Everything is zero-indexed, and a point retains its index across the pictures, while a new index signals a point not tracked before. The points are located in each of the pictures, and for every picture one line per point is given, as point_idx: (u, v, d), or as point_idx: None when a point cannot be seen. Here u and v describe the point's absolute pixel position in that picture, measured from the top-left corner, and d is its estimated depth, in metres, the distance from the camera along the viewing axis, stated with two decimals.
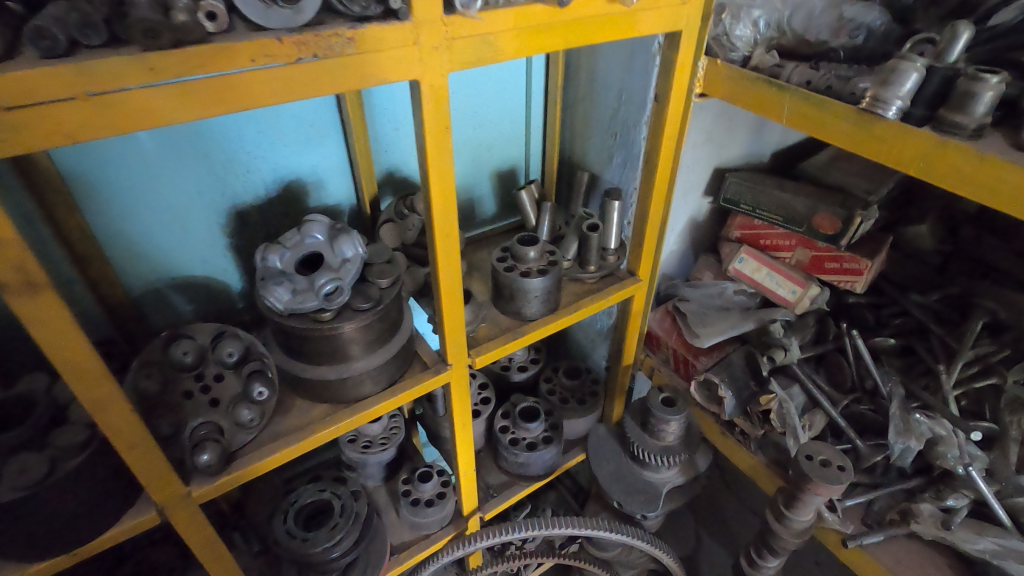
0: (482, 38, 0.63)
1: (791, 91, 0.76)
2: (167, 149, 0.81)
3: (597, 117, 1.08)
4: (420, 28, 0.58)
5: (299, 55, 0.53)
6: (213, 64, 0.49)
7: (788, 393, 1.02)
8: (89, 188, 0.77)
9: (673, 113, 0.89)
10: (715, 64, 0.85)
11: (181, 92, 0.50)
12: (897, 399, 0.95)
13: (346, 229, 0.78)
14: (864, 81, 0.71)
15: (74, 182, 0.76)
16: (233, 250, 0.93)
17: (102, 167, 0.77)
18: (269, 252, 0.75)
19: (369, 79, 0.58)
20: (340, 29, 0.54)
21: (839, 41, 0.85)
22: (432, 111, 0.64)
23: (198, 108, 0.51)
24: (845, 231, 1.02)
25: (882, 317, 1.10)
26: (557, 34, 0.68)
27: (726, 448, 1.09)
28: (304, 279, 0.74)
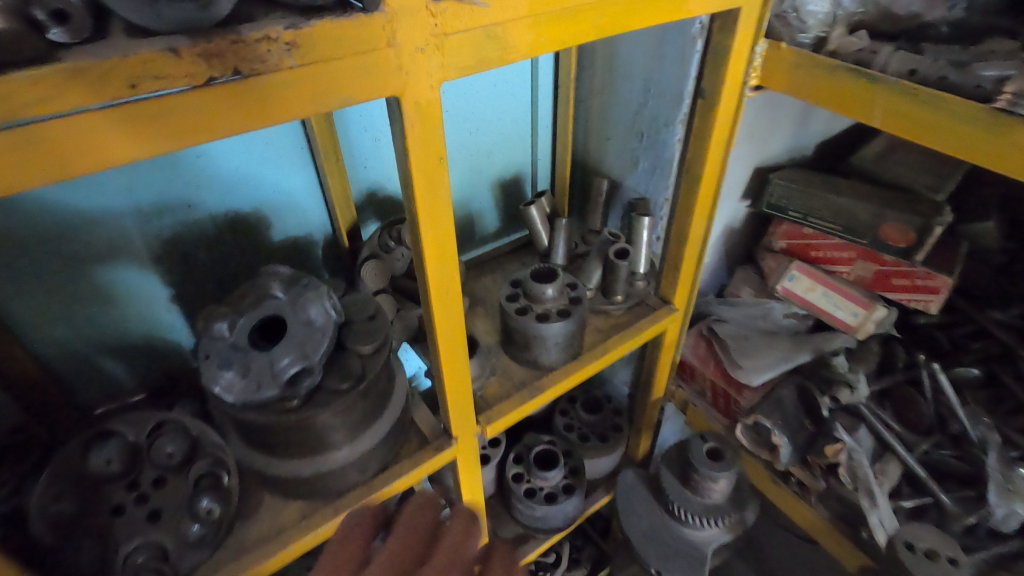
0: (487, 32, 0.44)
1: (889, 85, 0.58)
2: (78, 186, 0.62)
3: (619, 114, 0.90)
4: (397, 22, 0.39)
5: (211, 72, 0.34)
6: (69, 97, 0.31)
7: (856, 439, 0.86)
8: None
9: (723, 113, 0.70)
10: (779, 48, 0.66)
11: (20, 143, 0.31)
12: (993, 449, 0.80)
13: (315, 284, 0.61)
14: (996, 71, 0.53)
15: None
16: (179, 302, 0.75)
17: None
18: (215, 323, 0.58)
19: (326, 101, 0.40)
20: (274, 29, 0.35)
21: (935, 14, 0.67)
22: (420, 138, 0.46)
23: (56, 165, 0.33)
24: (921, 245, 0.85)
25: (957, 340, 0.94)
26: (587, 21, 0.50)
27: (778, 499, 0.93)
28: (261, 359, 0.56)
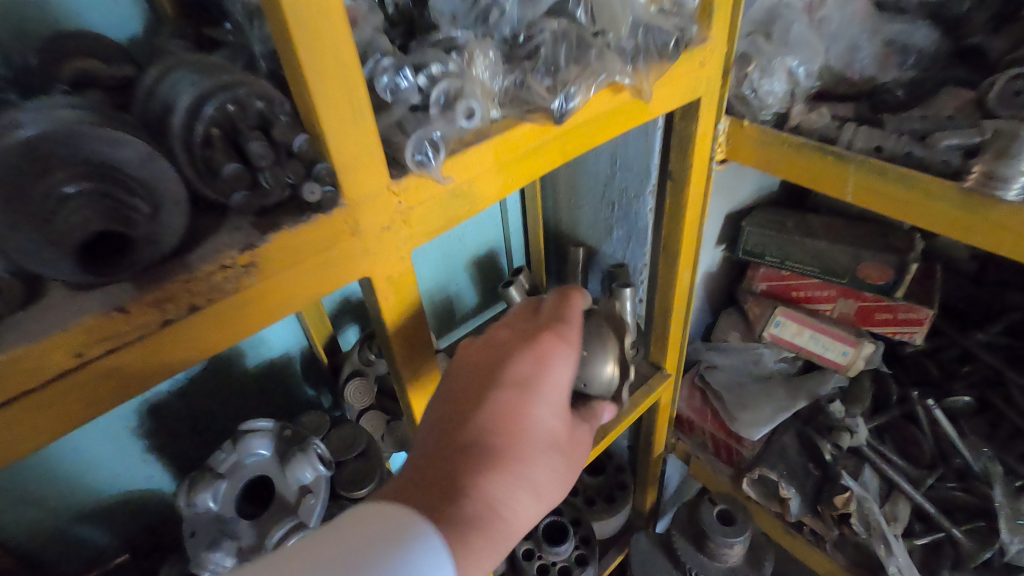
0: (454, 193, 0.42)
1: (855, 165, 0.58)
2: (90, 439, 0.64)
3: (586, 184, 0.88)
4: (357, 211, 0.37)
5: (165, 315, 0.31)
6: (3, 390, 0.28)
7: (864, 484, 0.85)
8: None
9: (694, 191, 0.71)
10: (741, 126, 0.66)
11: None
12: (998, 479, 0.80)
13: (299, 435, 0.58)
14: (953, 140, 0.54)
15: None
16: (157, 452, 0.70)
17: (20, 484, 0.60)
18: (197, 494, 0.54)
19: (295, 301, 0.37)
20: (230, 255, 0.32)
21: (889, 76, 0.68)
22: (393, 305, 0.44)
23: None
24: (901, 282, 0.85)
25: (945, 365, 0.95)
26: (552, 153, 0.47)
27: (794, 548, 0.93)
28: (252, 531, 0.53)
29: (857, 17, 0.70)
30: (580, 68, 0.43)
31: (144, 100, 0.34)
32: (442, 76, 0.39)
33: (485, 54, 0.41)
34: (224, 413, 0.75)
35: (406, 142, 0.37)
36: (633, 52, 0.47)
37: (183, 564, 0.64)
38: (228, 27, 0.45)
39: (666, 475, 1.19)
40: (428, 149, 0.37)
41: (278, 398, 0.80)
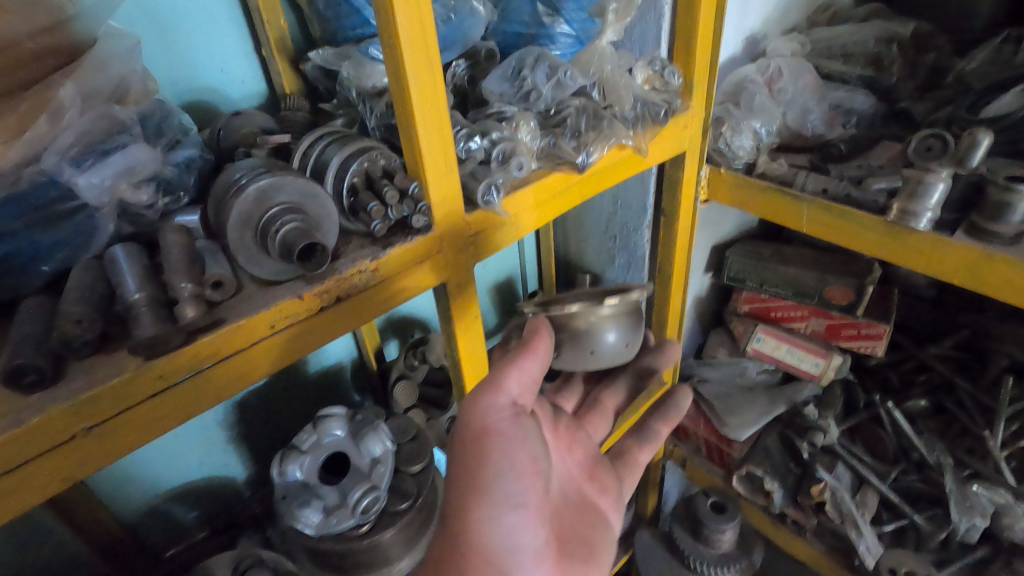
0: (507, 222, 0.57)
1: (808, 203, 0.74)
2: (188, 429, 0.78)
3: (593, 221, 1.04)
4: (443, 235, 0.52)
5: (323, 302, 0.46)
6: (146, 386, 0.38)
7: (837, 476, 0.98)
8: (114, 479, 0.73)
9: (682, 225, 0.87)
10: (719, 172, 0.83)
11: (181, 395, 0.41)
12: (949, 469, 0.93)
13: (367, 419, 0.72)
14: (880, 184, 0.70)
15: (104, 478, 0.72)
16: (236, 442, 0.84)
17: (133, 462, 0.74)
18: (288, 464, 0.67)
19: (398, 298, 0.52)
20: (363, 262, 0.47)
21: (835, 133, 0.85)
22: (461, 305, 0.58)
23: (184, 410, 0.42)
24: (860, 301, 1.00)
25: (905, 376, 1.10)
26: (576, 194, 0.62)
27: (779, 538, 1.05)
28: (335, 494, 0.66)
29: (807, 89, 0.86)
30: (597, 134, 0.59)
31: (302, 159, 0.50)
32: (500, 140, 0.55)
33: (528, 123, 0.57)
34: (289, 411, 0.88)
35: (478, 187, 0.53)
36: (633, 120, 0.63)
37: (260, 535, 0.77)
38: (336, 103, 0.61)
39: (666, 482, 1.31)
40: (493, 192, 0.53)
41: (332, 399, 0.94)
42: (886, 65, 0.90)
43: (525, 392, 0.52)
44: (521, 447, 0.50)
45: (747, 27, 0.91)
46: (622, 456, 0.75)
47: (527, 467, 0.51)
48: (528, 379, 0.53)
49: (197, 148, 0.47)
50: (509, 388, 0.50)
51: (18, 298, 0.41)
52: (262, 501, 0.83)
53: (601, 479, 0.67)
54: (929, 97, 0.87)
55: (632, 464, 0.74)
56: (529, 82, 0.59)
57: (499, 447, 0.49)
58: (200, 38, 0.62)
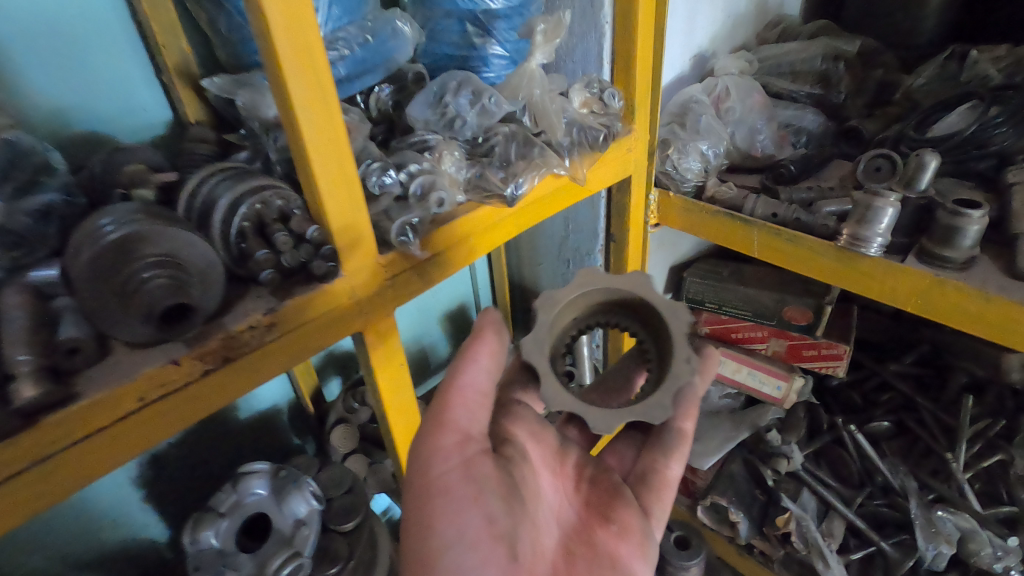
0: (430, 261, 0.52)
1: (758, 227, 0.71)
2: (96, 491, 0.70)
3: (545, 246, 1.00)
4: (352, 281, 0.46)
5: (205, 365, 0.40)
6: None
7: (802, 505, 0.94)
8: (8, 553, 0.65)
9: (633, 249, 0.84)
10: (668, 196, 0.79)
11: (30, 485, 0.35)
12: (914, 493, 0.90)
13: (292, 475, 0.65)
14: (829, 208, 0.68)
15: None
16: (155, 501, 0.76)
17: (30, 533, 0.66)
18: (201, 532, 0.61)
19: (303, 352, 0.46)
20: (254, 317, 0.41)
21: (786, 152, 0.83)
22: (382, 353, 0.52)
23: (31, 504, 0.35)
24: (818, 322, 0.98)
25: (868, 395, 1.08)
26: (509, 227, 0.57)
27: (748, 570, 1.02)
28: (252, 563, 0.59)
29: (756, 107, 0.84)
30: (528, 163, 0.55)
31: (189, 200, 0.44)
32: (418, 173, 0.50)
33: (452, 154, 0.53)
34: (217, 463, 0.81)
35: (392, 227, 0.48)
36: (569, 147, 0.59)
37: None
38: (243, 133, 0.55)
39: None
40: (408, 232, 0.48)
41: (268, 445, 0.87)
42: (835, 82, 0.89)
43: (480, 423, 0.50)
44: (469, 508, 0.45)
45: (693, 44, 0.89)
46: (647, 476, 0.58)
47: (483, 531, 0.45)
48: (478, 401, 0.50)
49: (61, 193, 0.42)
50: (455, 421, 0.49)
51: None
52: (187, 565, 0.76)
53: (620, 518, 0.55)
54: (878, 115, 0.85)
55: (661, 486, 0.58)
56: (451, 109, 0.55)
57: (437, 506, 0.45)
58: (90, 64, 0.56)
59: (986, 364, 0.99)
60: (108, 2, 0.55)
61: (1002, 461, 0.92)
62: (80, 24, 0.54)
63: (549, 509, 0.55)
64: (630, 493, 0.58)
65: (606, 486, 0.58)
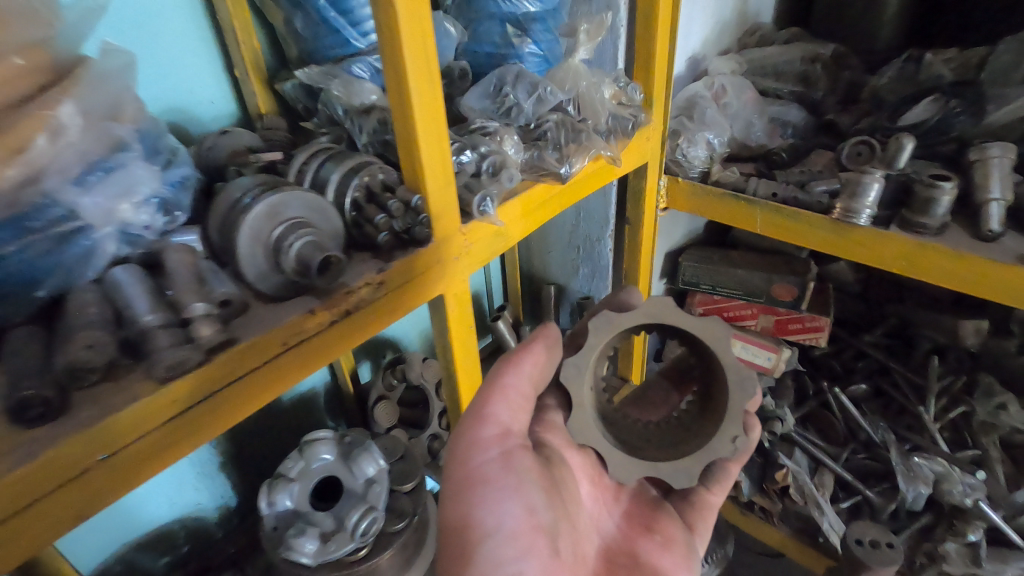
0: (497, 232, 0.58)
1: (760, 205, 0.81)
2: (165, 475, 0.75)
3: (556, 234, 1.08)
4: (441, 247, 0.53)
5: (332, 316, 0.45)
6: (158, 411, 0.37)
7: (797, 462, 1.04)
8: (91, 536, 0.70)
9: (645, 231, 0.92)
10: (677, 181, 0.88)
11: (194, 421, 0.39)
12: (894, 445, 1.02)
13: (357, 440, 0.70)
14: (821, 187, 0.78)
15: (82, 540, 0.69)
16: (205, 481, 0.79)
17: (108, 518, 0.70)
18: (276, 494, 0.65)
19: (401, 310, 0.52)
20: (369, 275, 0.47)
21: (776, 142, 0.93)
22: (454, 316, 0.58)
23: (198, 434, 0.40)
24: (803, 297, 1.09)
25: (847, 364, 1.20)
26: (557, 205, 0.65)
27: (750, 528, 1.12)
28: (330, 519, 0.64)
29: (748, 103, 0.94)
30: (578, 147, 0.63)
31: (297, 175, 0.49)
32: (488, 153, 0.57)
33: (512, 137, 0.59)
34: (261, 444, 0.84)
35: (473, 199, 0.54)
36: (607, 133, 0.67)
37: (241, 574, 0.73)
38: (317, 122, 0.60)
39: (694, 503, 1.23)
40: (488, 203, 0.55)
41: (306, 427, 0.91)
42: (812, 81, 1.00)
43: (514, 412, 0.54)
44: (509, 498, 0.49)
45: (689, 48, 0.99)
46: (689, 496, 0.65)
47: (521, 525, 0.49)
48: (518, 401, 0.55)
49: (187, 168, 0.47)
50: (495, 415, 0.53)
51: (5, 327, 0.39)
52: (237, 541, 0.79)
53: (661, 530, 0.61)
54: (850, 110, 0.96)
55: (703, 507, 0.64)
56: (510, 98, 0.61)
57: (483, 495, 0.49)
58: (170, 58, 0.60)
59: (947, 330, 1.12)
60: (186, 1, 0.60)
61: (965, 413, 1.05)
62: (164, 18, 0.59)
63: (589, 518, 0.60)
64: (672, 508, 0.64)
65: (649, 499, 0.65)
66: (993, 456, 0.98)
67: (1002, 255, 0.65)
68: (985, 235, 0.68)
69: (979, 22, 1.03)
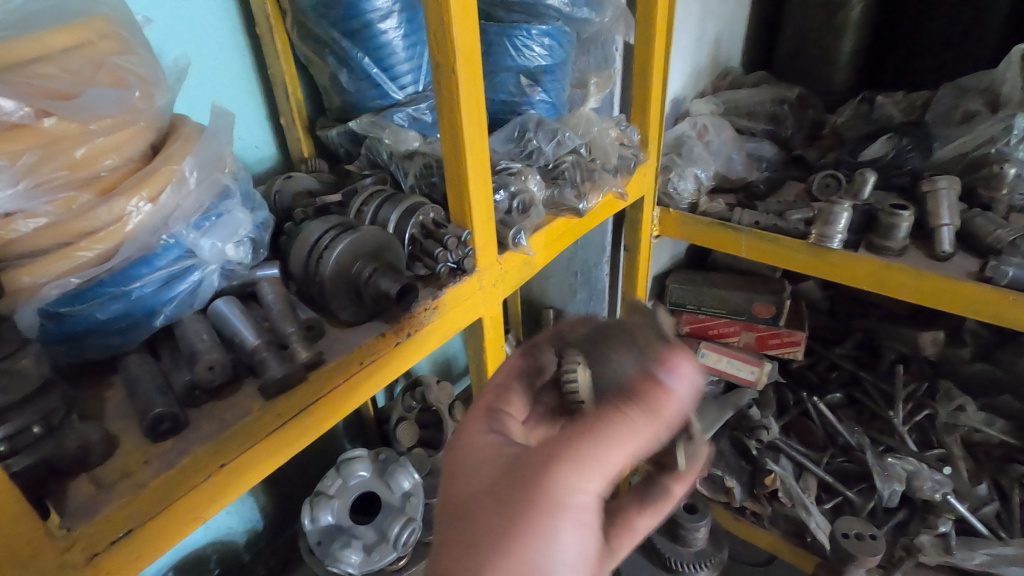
0: (525, 260, 0.66)
1: (746, 232, 0.90)
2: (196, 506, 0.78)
3: (554, 261, 1.15)
4: (482, 275, 0.59)
5: (399, 338, 0.51)
6: (265, 425, 0.42)
7: (784, 467, 1.12)
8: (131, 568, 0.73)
9: (643, 257, 1.00)
10: (669, 212, 0.97)
11: (290, 435, 0.44)
12: (869, 447, 1.11)
13: (391, 457, 0.75)
14: (798, 215, 0.88)
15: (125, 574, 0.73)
16: (235, 503, 0.83)
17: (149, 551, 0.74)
18: (319, 511, 0.69)
19: (451, 332, 0.58)
20: (428, 302, 0.53)
21: (754, 175, 1.03)
22: (487, 334, 0.65)
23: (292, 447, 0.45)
24: (782, 313, 1.19)
25: (822, 375, 1.30)
26: (572, 235, 0.73)
27: (743, 532, 1.19)
28: (372, 531, 0.68)
29: (727, 141, 1.04)
30: (593, 186, 0.71)
31: (358, 215, 0.55)
32: (517, 192, 0.64)
33: (535, 176, 0.66)
34: (286, 466, 0.88)
35: (509, 232, 0.62)
36: (615, 171, 0.76)
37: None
38: (359, 165, 0.67)
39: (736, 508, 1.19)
40: (521, 236, 0.62)
41: (328, 450, 0.95)
42: (781, 120, 1.12)
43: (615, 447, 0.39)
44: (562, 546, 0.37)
45: (672, 92, 1.10)
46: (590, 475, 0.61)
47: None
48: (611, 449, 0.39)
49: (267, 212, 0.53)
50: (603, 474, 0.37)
51: (118, 354, 0.45)
52: (266, 563, 0.82)
53: None
54: (816, 146, 1.08)
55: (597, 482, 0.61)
56: (532, 143, 0.69)
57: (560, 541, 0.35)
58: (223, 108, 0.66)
59: (908, 341, 1.24)
60: (236, 58, 0.67)
61: (929, 416, 1.16)
62: (219, 74, 0.65)
63: None
64: None
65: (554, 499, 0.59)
66: (955, 453, 1.08)
67: (955, 273, 0.76)
68: (939, 255, 0.78)
69: (922, 69, 1.17)
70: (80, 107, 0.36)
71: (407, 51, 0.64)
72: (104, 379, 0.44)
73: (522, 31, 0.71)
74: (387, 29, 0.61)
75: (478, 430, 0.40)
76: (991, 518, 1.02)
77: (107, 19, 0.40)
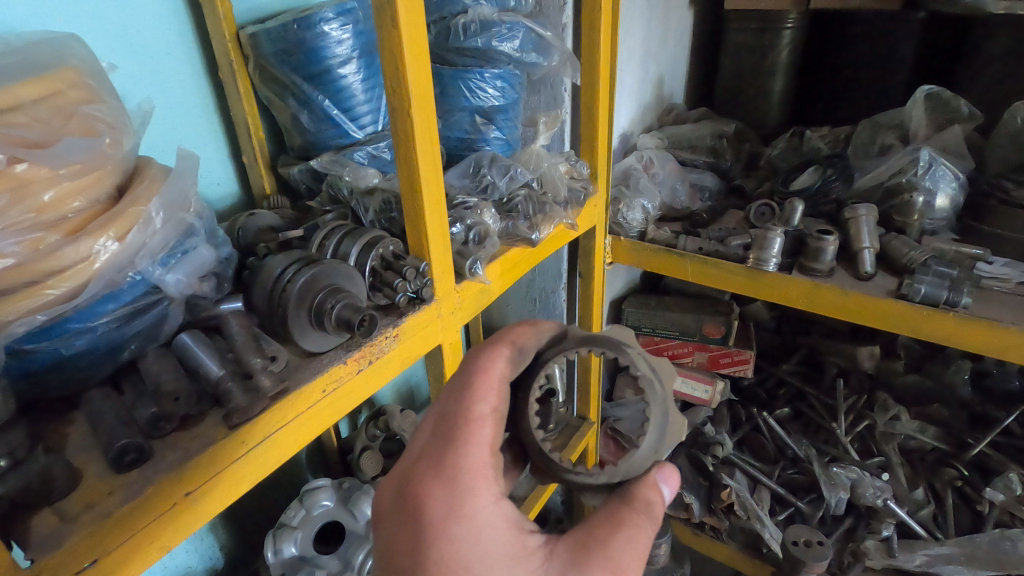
0: (482, 288, 0.69)
1: (689, 258, 0.96)
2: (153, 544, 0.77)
3: (513, 288, 1.19)
4: (440, 303, 0.62)
5: (358, 366, 0.53)
6: (229, 453, 0.43)
7: (738, 481, 1.17)
8: None
9: (597, 282, 1.05)
10: (621, 240, 1.03)
11: (252, 462, 0.45)
12: (815, 457, 1.17)
13: (354, 485, 0.76)
14: (737, 240, 0.94)
15: None
16: (193, 542, 0.81)
17: None
18: (282, 542, 0.69)
19: (411, 357, 0.60)
20: (388, 331, 0.56)
21: (697, 205, 1.11)
22: (445, 359, 0.67)
23: (254, 474, 0.46)
24: (730, 333, 1.24)
25: (770, 391, 1.36)
26: (527, 264, 0.77)
27: (703, 547, 1.22)
28: (336, 560, 0.69)
29: (672, 172, 1.12)
30: (544, 217, 0.76)
31: (319, 249, 0.58)
32: (473, 225, 0.68)
33: (490, 210, 0.70)
34: (246, 500, 0.87)
35: (465, 262, 0.65)
36: (565, 204, 0.81)
37: None
38: (320, 201, 0.70)
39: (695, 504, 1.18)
40: (477, 266, 0.66)
41: (290, 482, 0.94)
42: (721, 153, 1.20)
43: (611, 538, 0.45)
44: None
45: (620, 128, 1.17)
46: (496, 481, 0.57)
47: None
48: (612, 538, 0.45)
49: (230, 248, 0.55)
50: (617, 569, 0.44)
51: (80, 391, 0.46)
52: None
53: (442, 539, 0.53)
54: (754, 176, 1.17)
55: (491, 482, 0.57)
56: (487, 178, 0.74)
57: None
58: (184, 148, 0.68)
59: (847, 356, 1.33)
60: (197, 100, 0.69)
61: (869, 426, 1.23)
62: (181, 115, 0.67)
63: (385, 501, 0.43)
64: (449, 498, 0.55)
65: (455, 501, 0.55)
66: (893, 460, 1.15)
67: (876, 291, 0.83)
68: (861, 275, 0.86)
69: (846, 106, 1.29)
70: (54, 154, 0.38)
71: (366, 95, 0.68)
72: (65, 416, 0.45)
73: (475, 74, 0.76)
74: (346, 73, 0.65)
75: (501, 564, 0.39)
76: (928, 520, 1.09)
77: (77, 71, 0.43)
